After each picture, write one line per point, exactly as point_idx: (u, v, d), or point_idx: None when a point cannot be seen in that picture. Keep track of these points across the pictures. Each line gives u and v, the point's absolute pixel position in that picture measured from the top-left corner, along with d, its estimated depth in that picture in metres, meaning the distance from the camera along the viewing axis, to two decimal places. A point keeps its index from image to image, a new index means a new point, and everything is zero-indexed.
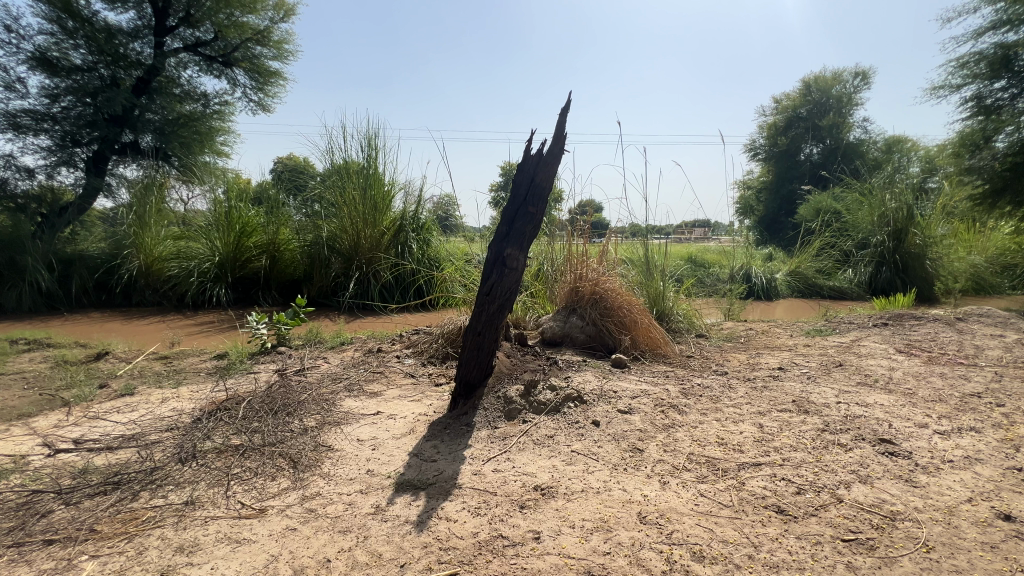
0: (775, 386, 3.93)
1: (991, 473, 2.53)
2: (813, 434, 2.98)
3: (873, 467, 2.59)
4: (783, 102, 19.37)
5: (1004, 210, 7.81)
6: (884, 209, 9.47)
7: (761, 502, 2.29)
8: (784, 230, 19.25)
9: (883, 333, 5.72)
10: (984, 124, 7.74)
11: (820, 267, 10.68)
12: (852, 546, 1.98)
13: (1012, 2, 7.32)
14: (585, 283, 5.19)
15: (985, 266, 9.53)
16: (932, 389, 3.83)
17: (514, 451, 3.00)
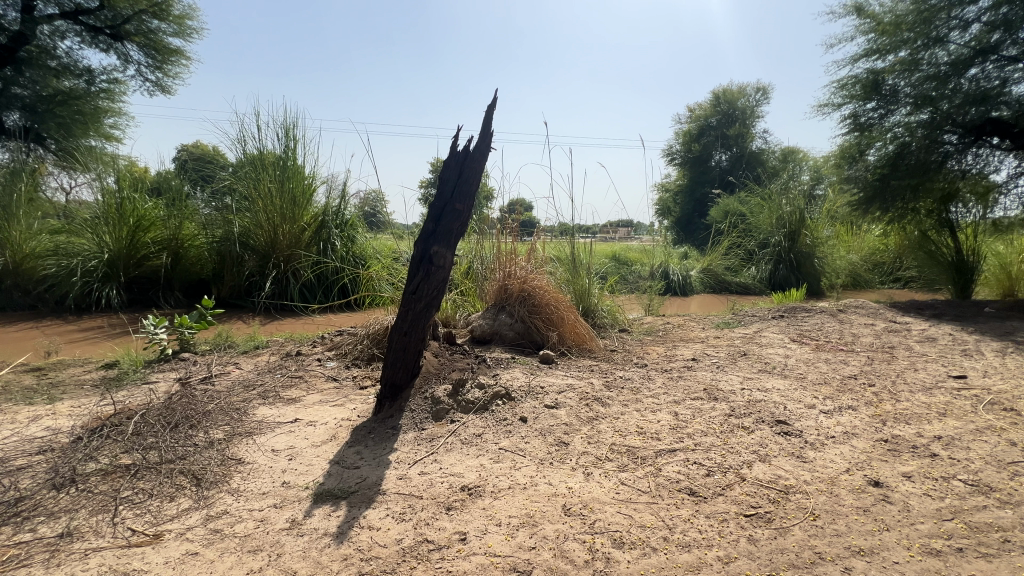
0: (689, 376, 4.22)
1: (864, 445, 2.88)
2: (721, 419, 3.23)
3: (771, 446, 2.85)
4: (696, 111, 20.83)
5: (874, 214, 8.91)
6: (781, 212, 10.67)
7: (675, 486, 2.44)
8: (698, 230, 20.72)
9: (780, 324, 6.37)
10: (859, 139, 8.84)
11: (728, 265, 11.62)
12: (753, 521, 2.16)
13: (880, 34, 8.44)
14: (514, 280, 5.25)
15: (861, 263, 10.94)
16: (819, 373, 4.31)
17: (441, 453, 2.95)
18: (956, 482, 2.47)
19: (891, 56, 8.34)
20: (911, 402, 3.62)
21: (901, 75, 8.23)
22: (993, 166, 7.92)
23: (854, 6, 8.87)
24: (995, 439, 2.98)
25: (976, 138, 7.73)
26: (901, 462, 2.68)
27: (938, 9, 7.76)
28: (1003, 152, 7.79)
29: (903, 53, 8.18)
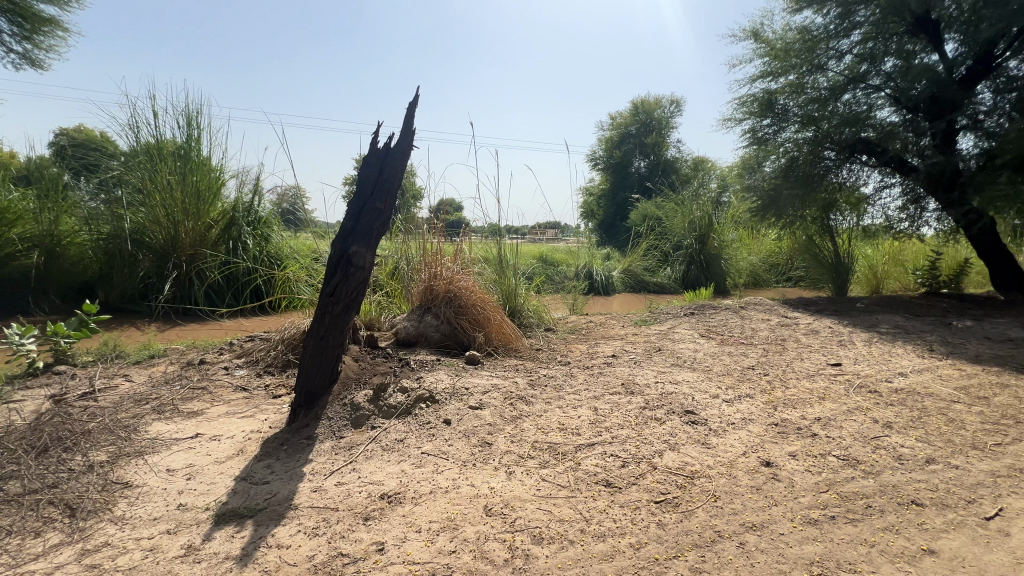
0: (608, 372, 4.41)
1: (759, 429, 3.18)
2: (636, 412, 3.41)
3: (680, 435, 3.05)
4: (617, 119, 21.94)
5: (770, 220, 9.89)
6: (692, 217, 11.50)
7: (593, 478, 2.54)
8: (619, 233, 21.79)
9: (691, 321, 6.87)
10: (757, 152, 9.76)
11: (646, 265, 12.36)
12: (662, 506, 2.31)
13: (772, 58, 9.40)
14: (440, 281, 5.19)
15: (760, 264, 12.10)
16: (723, 365, 4.71)
17: (360, 461, 2.84)
18: (831, 457, 2.81)
19: (782, 79, 9.30)
20: (798, 388, 4.06)
21: (790, 97, 9.21)
22: (862, 180, 9.07)
23: (752, 32, 9.80)
24: (863, 417, 3.42)
25: (849, 155, 8.82)
26: (788, 443, 2.99)
27: (818, 40, 8.78)
28: (870, 169, 8.94)
29: (792, 77, 9.16)
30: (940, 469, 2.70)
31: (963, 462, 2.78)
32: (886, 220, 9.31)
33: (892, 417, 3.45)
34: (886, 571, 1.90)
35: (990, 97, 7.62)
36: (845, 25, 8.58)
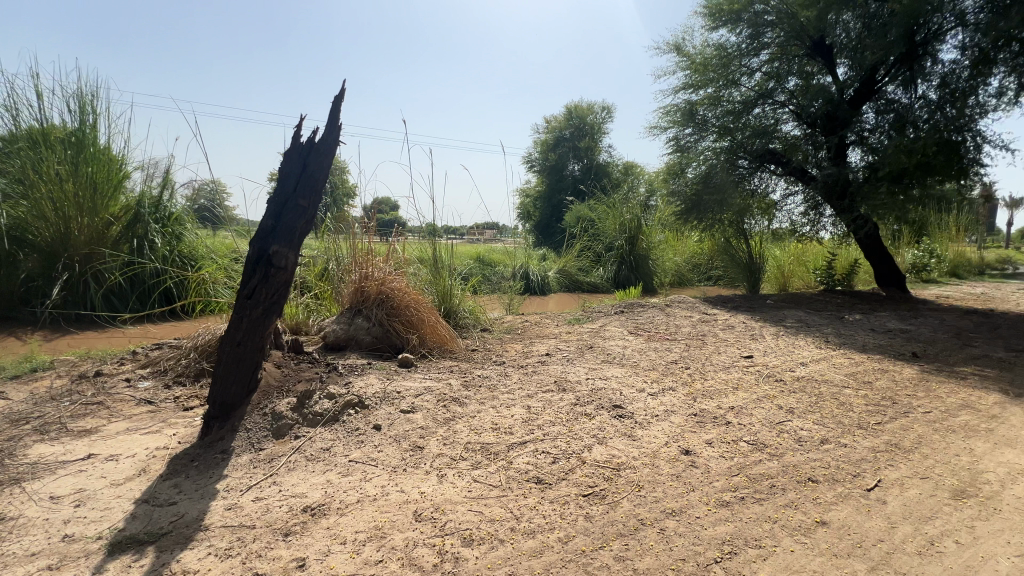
0: (542, 370, 4.49)
1: (680, 420, 3.38)
2: (567, 408, 3.50)
3: (608, 429, 3.17)
4: (552, 123, 22.43)
5: (692, 223, 10.55)
6: (622, 219, 11.99)
7: (524, 476, 2.57)
8: (555, 234, 22.30)
9: (621, 319, 7.16)
10: (679, 159, 10.38)
11: (580, 265, 12.77)
12: (589, 499, 2.38)
13: (692, 71, 10.04)
14: (371, 282, 5.02)
15: (684, 264, 12.87)
16: (649, 360, 4.95)
17: (282, 473, 2.67)
18: (742, 442, 3.04)
19: (701, 91, 9.95)
20: (714, 380, 4.36)
21: (708, 108, 9.88)
22: (771, 187, 9.91)
23: (675, 45, 10.41)
24: (769, 404, 3.74)
25: (759, 164, 9.63)
26: (705, 431, 3.20)
27: (733, 56, 9.49)
28: (777, 177, 9.79)
29: (710, 90, 9.83)
30: (833, 448, 3.00)
31: (850, 440, 3.12)
32: (791, 224, 10.25)
33: (794, 403, 3.79)
34: (786, 544, 2.08)
35: (873, 117, 8.61)
36: (755, 44, 9.34)
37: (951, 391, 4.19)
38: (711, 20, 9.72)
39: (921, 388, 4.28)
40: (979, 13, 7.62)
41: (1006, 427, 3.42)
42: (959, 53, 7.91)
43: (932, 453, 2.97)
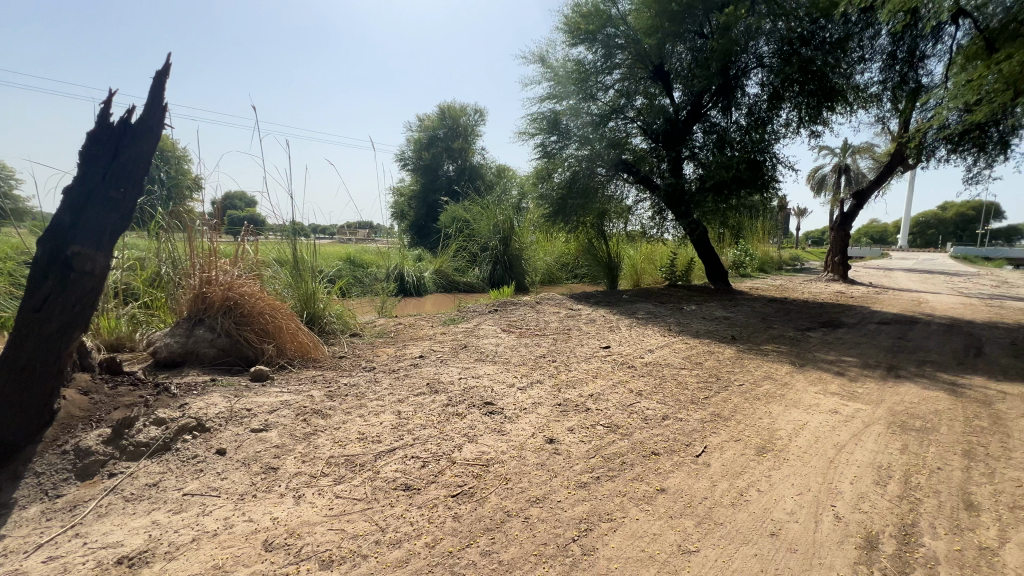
0: (414, 373, 4.40)
1: (545, 411, 3.58)
2: (439, 410, 3.48)
3: (478, 427, 3.24)
4: (425, 121, 22.18)
5: (559, 225, 11.27)
6: (496, 220, 12.29)
7: (392, 485, 2.49)
8: (430, 234, 22.12)
9: (494, 317, 7.35)
10: (546, 164, 11.00)
11: (456, 266, 12.89)
12: (458, 499, 2.39)
13: (555, 83, 10.71)
14: (215, 287, 4.40)
15: (554, 263, 13.66)
16: (520, 356, 5.17)
17: (89, 522, 2.20)
18: (598, 426, 3.32)
19: (564, 102, 10.65)
20: (578, 370, 4.72)
21: (570, 118, 10.58)
22: (624, 194, 11.07)
23: (539, 56, 10.99)
24: (622, 389, 4.16)
25: (615, 173, 10.66)
26: (568, 419, 3.43)
27: (590, 72, 10.32)
28: (629, 185, 10.97)
29: (571, 101, 10.54)
30: (671, 423, 3.45)
31: (684, 415, 3.61)
32: (642, 227, 11.56)
33: (642, 386, 4.27)
34: (633, 514, 2.31)
35: (701, 136, 10.10)
36: (608, 63, 10.28)
37: (757, 366, 5.11)
38: (571, 37, 10.46)
39: (737, 365, 5.14)
40: (773, 57, 9.39)
41: (793, 392, 4.28)
42: (760, 88, 9.67)
43: (743, 419, 3.58)
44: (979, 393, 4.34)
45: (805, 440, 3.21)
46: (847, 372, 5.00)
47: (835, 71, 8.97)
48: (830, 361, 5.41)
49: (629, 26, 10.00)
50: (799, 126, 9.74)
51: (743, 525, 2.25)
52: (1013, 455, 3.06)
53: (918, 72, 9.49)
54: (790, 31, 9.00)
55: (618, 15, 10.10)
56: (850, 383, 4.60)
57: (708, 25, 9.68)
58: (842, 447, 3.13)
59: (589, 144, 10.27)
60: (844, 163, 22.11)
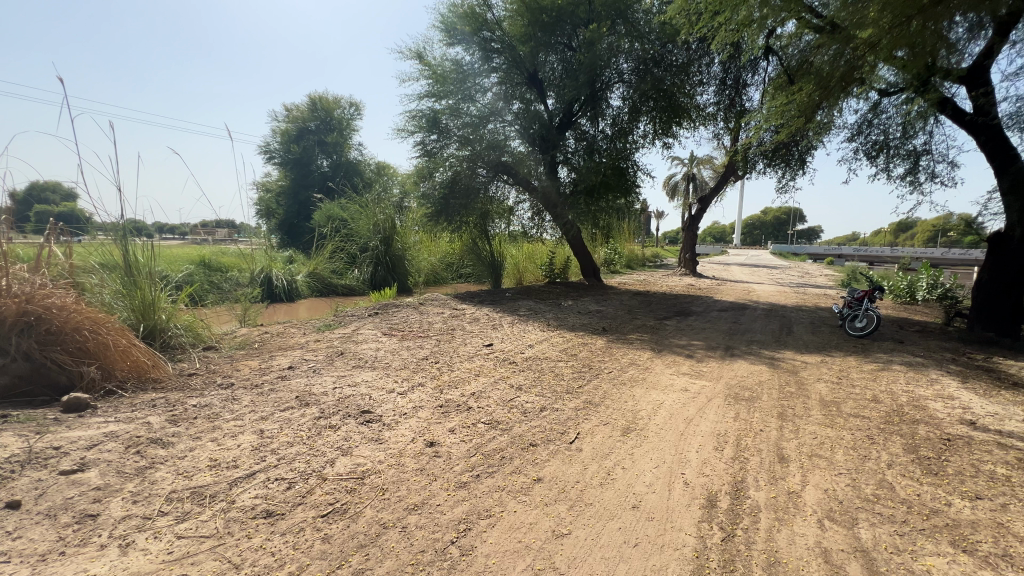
0: (281, 387, 3.99)
1: (426, 414, 3.51)
2: (309, 424, 3.22)
3: (354, 438, 3.06)
4: (293, 112, 20.31)
5: (442, 224, 11.16)
6: (376, 219, 11.69)
7: (250, 514, 2.23)
8: (303, 234, 20.50)
9: (375, 321, 7.02)
10: (427, 163, 10.79)
11: (333, 268, 12.15)
12: (329, 518, 2.23)
13: (434, 82, 10.59)
14: (7, 299, 3.51)
15: (439, 263, 13.53)
16: (401, 359, 5.00)
17: None
18: (479, 424, 3.36)
19: (443, 101, 10.56)
20: (460, 370, 4.71)
21: (450, 118, 10.50)
22: (505, 195, 11.39)
23: (417, 53, 10.78)
24: (503, 385, 4.27)
25: (495, 174, 10.87)
26: (449, 420, 3.42)
27: (468, 74, 10.39)
28: (509, 186, 11.29)
29: (449, 101, 10.47)
30: (547, 414, 3.62)
31: (560, 404, 3.83)
32: (523, 228, 11.98)
33: (522, 380, 4.43)
34: (510, 507, 2.37)
35: (573, 143, 10.78)
36: (485, 66, 10.43)
37: (624, 354, 5.61)
38: (448, 36, 10.46)
39: (607, 354, 5.58)
40: (631, 74, 10.36)
41: (653, 375, 4.77)
42: (622, 102, 10.62)
43: (611, 404, 3.90)
44: (790, 365, 5.29)
45: (661, 418, 3.60)
46: (695, 353, 5.75)
47: (681, 91, 10.22)
48: (682, 345, 6.15)
49: (504, 32, 10.28)
50: (654, 138, 10.92)
51: (609, 502, 2.44)
52: (812, 412, 3.78)
53: (742, 97, 11.25)
54: (644, 52, 10.03)
55: (494, 20, 10.31)
56: (698, 363, 5.28)
57: (575, 39, 10.38)
58: (690, 420, 3.57)
59: (469, 144, 10.28)
60: (692, 172, 25.29)
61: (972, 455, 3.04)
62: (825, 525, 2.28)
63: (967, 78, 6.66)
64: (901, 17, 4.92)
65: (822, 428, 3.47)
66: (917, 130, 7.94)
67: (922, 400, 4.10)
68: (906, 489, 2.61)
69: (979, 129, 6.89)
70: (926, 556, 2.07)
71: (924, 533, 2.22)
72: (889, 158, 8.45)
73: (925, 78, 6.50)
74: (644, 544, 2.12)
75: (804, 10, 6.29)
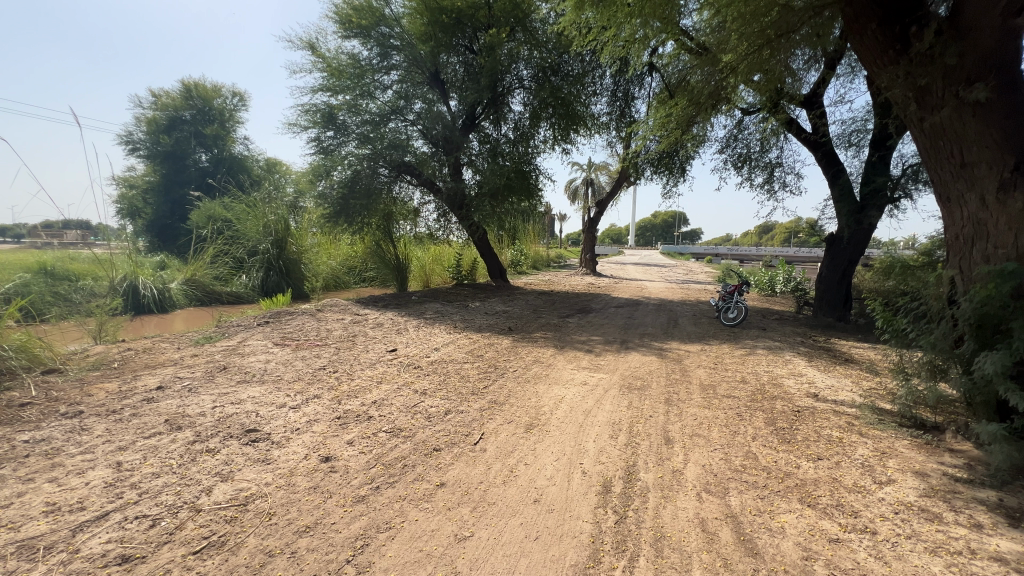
0: (146, 411, 3.47)
1: (322, 427, 3.29)
2: (182, 450, 2.85)
3: (236, 461, 2.77)
4: (162, 98, 17.90)
5: (342, 226, 10.55)
6: (266, 220, 10.86)
7: (100, 562, 1.92)
8: (178, 236, 18.27)
9: (264, 330, 6.42)
10: (323, 161, 10.13)
11: (216, 274, 10.56)
12: (203, 554, 1.99)
13: (329, 75, 10.01)
14: None
15: (340, 267, 12.82)
16: (295, 370, 4.64)
17: None
18: (380, 433, 3.23)
19: (339, 96, 10.01)
20: (361, 378, 4.49)
21: (347, 114, 9.99)
22: (409, 196, 11.10)
23: (308, 44, 10.11)
24: (407, 391, 4.14)
25: (397, 174, 10.52)
26: (347, 432, 3.24)
27: (365, 69, 9.96)
28: (413, 187, 11.03)
29: (347, 96, 9.97)
30: (452, 417, 3.58)
31: (465, 406, 3.81)
32: (429, 230, 11.75)
33: (427, 385, 4.34)
34: (412, 516, 2.31)
35: (477, 145, 10.79)
36: (384, 63, 10.08)
37: (528, 352, 5.75)
38: (343, 29, 9.95)
39: (512, 353, 5.68)
40: (531, 81, 10.70)
41: (555, 371, 4.96)
42: (523, 107, 10.91)
43: (515, 402, 3.96)
44: (675, 354, 5.80)
45: (563, 412, 3.74)
46: (594, 348, 6.07)
47: (577, 100, 10.76)
48: (582, 341, 6.47)
49: (403, 29, 10.00)
50: (554, 143, 11.35)
51: (511, 499, 2.48)
52: (693, 396, 4.18)
53: (631, 109, 12.15)
54: (543, 60, 10.42)
55: (392, 16, 9.99)
56: (596, 357, 5.58)
57: (476, 42, 10.47)
58: (589, 413, 3.75)
59: (370, 142, 9.86)
60: (590, 177, 26.73)
61: (815, 422, 3.57)
62: (702, 497, 2.53)
63: (807, 103, 7.85)
64: (755, 46, 5.66)
65: (701, 409, 3.85)
66: (771, 145, 9.18)
67: (779, 379, 4.75)
68: (766, 458, 2.99)
69: (817, 146, 8.15)
70: (780, 514, 2.38)
71: (780, 494, 2.55)
72: (751, 169, 9.66)
73: (776, 101, 7.54)
74: (544, 536, 2.18)
75: (680, 33, 6.95)
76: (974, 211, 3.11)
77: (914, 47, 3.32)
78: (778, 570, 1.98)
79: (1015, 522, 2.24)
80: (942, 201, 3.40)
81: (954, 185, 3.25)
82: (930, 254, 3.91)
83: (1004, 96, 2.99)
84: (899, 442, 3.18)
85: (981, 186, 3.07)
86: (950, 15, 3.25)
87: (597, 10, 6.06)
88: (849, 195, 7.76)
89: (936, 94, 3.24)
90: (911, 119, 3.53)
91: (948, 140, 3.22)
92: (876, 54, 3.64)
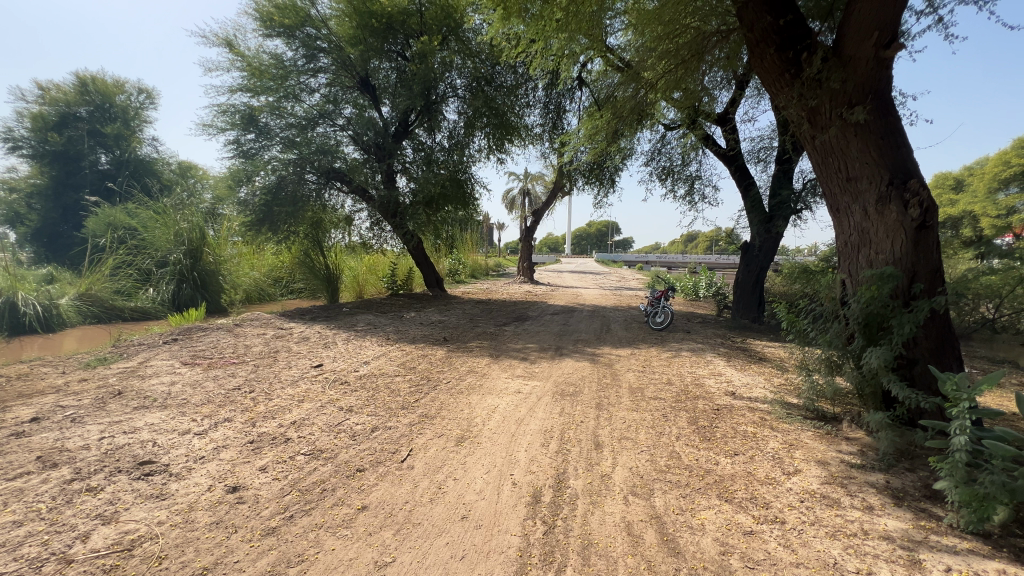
0: (14, 448, 2.99)
1: (231, 454, 3.01)
2: (56, 491, 2.47)
3: (124, 499, 2.45)
4: (51, 92, 15.96)
5: (265, 235, 9.86)
6: (178, 228, 9.99)
7: None
8: (71, 244, 16.37)
9: (170, 349, 5.81)
10: (244, 166, 9.48)
11: (117, 288, 9.39)
12: None
13: (249, 75, 9.43)
14: None
15: (262, 279, 12.02)
16: (205, 393, 4.21)
17: None
18: (298, 457, 3.00)
19: (260, 97, 9.45)
20: (280, 397, 4.16)
21: (270, 116, 9.42)
22: (339, 204, 10.61)
23: (226, 41, 9.49)
24: (331, 409, 3.90)
25: (326, 181, 10.00)
26: (259, 457, 2.98)
27: (289, 70, 9.48)
28: (344, 195, 10.54)
29: (269, 98, 9.42)
30: (379, 434, 3.41)
31: (394, 422, 3.65)
32: (363, 239, 11.33)
33: (353, 401, 4.11)
34: (328, 545, 2.14)
35: (411, 152, 10.51)
36: (310, 65, 9.66)
37: (463, 362, 5.65)
38: (263, 26, 9.42)
39: (446, 364, 5.55)
40: (465, 90, 10.72)
41: (489, 381, 4.90)
42: (457, 115, 10.83)
43: (447, 415, 3.86)
44: (606, 359, 5.94)
45: (495, 423, 3.68)
46: (529, 356, 6.07)
47: (511, 110, 10.89)
48: (517, 349, 6.46)
49: (331, 31, 9.68)
50: (489, 151, 11.36)
51: (437, 518, 2.37)
52: (622, 400, 4.29)
53: (563, 121, 12.51)
54: (476, 70, 10.52)
55: (319, 17, 9.63)
56: (531, 365, 5.58)
57: (408, 49, 10.31)
58: (521, 422, 3.72)
59: (295, 148, 9.37)
60: (527, 187, 27.19)
61: (732, 419, 3.78)
62: (628, 500, 2.57)
63: (721, 120, 8.46)
64: (672, 65, 6.00)
65: (630, 413, 3.94)
66: (691, 159, 9.79)
67: (701, 379, 5.00)
68: (687, 456, 3.11)
69: (730, 160, 8.78)
70: (701, 511, 2.46)
71: (700, 491, 2.66)
72: (674, 181, 10.22)
73: (693, 118, 8.06)
74: (471, 554, 2.10)
75: (605, 51, 7.26)
76: (859, 221, 3.45)
77: (806, 72, 3.66)
78: (698, 567, 2.03)
79: (900, 502, 2.47)
80: (833, 211, 3.74)
81: (842, 197, 3.59)
82: (826, 259, 4.29)
83: (879, 119, 3.36)
84: (804, 433, 3.44)
85: (863, 199, 3.41)
86: (834, 44, 3.62)
87: (526, 22, 6.13)
88: (759, 206, 8.43)
89: (825, 114, 3.57)
90: (805, 137, 3.88)
91: (836, 156, 3.55)
92: (774, 76, 3.96)
